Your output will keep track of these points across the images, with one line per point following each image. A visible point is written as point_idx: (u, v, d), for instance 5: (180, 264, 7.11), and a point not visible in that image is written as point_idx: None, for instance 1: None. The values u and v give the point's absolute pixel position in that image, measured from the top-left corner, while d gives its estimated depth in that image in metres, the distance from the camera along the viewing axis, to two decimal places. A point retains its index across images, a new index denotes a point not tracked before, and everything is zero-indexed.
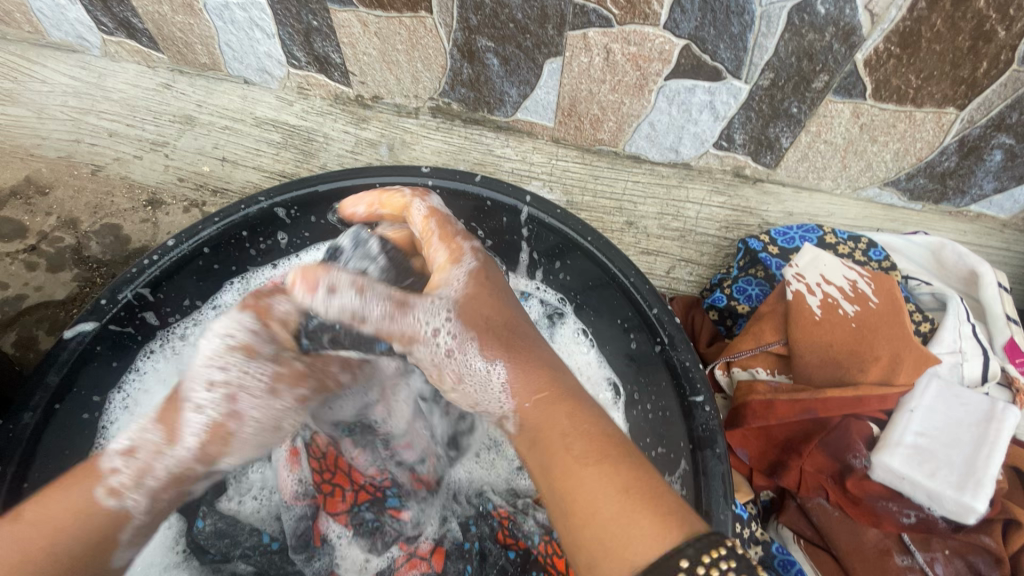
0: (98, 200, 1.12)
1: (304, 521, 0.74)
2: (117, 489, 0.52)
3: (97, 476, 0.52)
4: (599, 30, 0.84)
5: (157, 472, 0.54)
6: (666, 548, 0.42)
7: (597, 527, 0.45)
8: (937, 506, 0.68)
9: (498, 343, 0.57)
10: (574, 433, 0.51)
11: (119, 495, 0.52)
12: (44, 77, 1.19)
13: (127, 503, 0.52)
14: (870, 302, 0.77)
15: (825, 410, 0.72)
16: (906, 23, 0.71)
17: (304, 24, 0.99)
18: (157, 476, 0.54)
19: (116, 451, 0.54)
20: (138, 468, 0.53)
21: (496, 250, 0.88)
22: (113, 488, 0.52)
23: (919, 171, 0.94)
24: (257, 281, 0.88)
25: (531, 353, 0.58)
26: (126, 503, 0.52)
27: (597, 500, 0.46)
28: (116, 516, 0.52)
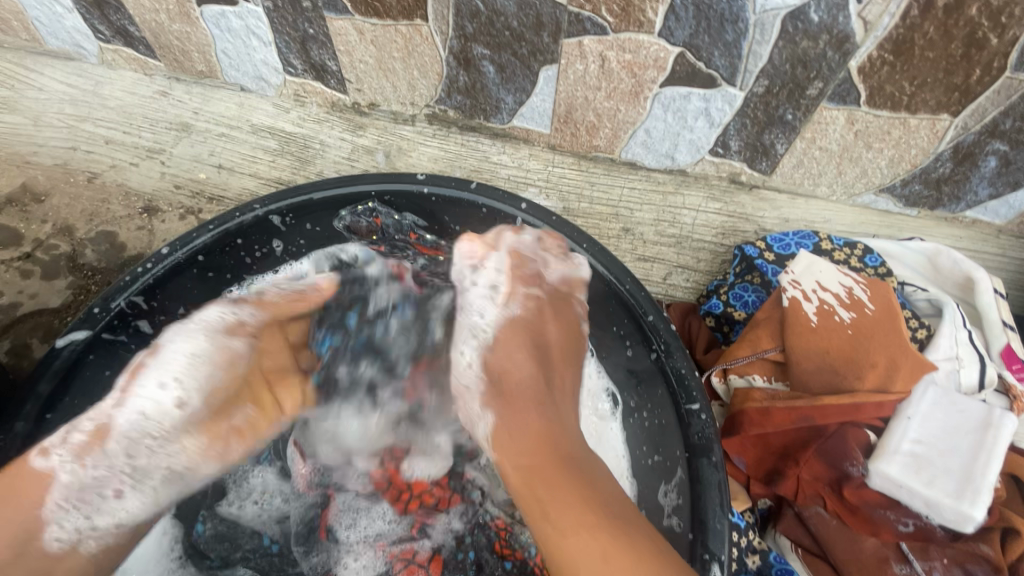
0: (94, 207, 1.11)
1: (315, 509, 0.79)
2: (46, 448, 0.58)
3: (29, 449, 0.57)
4: (594, 38, 0.84)
5: (83, 422, 0.59)
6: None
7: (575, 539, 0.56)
8: (934, 515, 0.68)
9: (524, 418, 0.65)
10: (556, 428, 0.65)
11: (48, 455, 0.57)
12: (41, 85, 1.19)
13: (53, 462, 0.57)
14: (867, 308, 0.76)
15: (822, 417, 0.71)
16: (899, 30, 0.71)
17: (300, 32, 0.99)
18: (86, 431, 0.59)
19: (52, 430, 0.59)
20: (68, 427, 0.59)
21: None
22: (46, 448, 0.58)
23: (914, 178, 0.94)
24: None
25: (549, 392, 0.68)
26: (54, 461, 0.57)
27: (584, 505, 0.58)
28: (38, 476, 0.56)
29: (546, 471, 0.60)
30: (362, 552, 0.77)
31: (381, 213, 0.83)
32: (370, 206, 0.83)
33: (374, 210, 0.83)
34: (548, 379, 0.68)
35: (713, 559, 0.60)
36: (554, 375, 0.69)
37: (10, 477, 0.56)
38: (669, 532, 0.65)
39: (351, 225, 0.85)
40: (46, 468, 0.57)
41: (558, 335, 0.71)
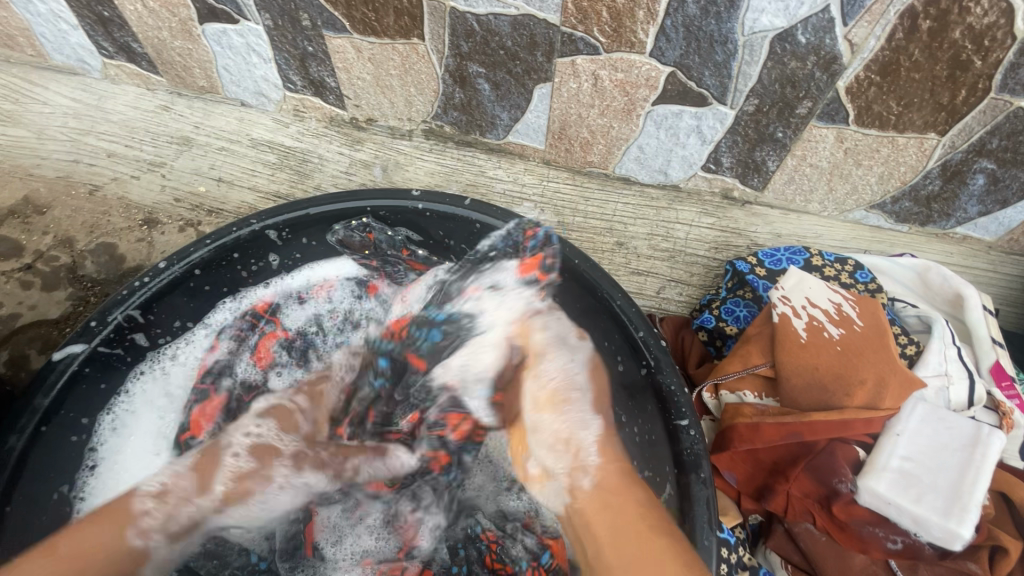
0: (95, 220, 1.13)
1: (296, 526, 0.76)
2: (145, 529, 0.64)
3: (131, 519, 0.63)
4: (587, 57, 0.86)
5: (182, 517, 0.66)
6: None
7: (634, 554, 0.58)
8: (923, 532, 0.67)
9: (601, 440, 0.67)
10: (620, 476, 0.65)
11: (144, 535, 0.64)
12: (46, 99, 1.21)
13: (149, 543, 0.64)
14: (855, 325, 0.77)
15: (811, 433, 0.71)
16: (885, 52, 0.73)
17: (300, 49, 1.01)
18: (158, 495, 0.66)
19: (148, 492, 0.65)
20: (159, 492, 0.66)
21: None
22: (142, 527, 0.64)
23: (903, 195, 0.95)
24: (249, 299, 0.87)
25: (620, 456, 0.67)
26: (147, 542, 0.64)
27: (615, 508, 0.62)
28: (134, 555, 0.63)
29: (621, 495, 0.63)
30: (349, 569, 0.76)
31: (374, 228, 0.85)
32: (363, 221, 0.84)
33: (368, 225, 0.85)
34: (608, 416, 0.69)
35: None
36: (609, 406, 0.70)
37: (98, 535, 0.61)
38: None
39: (344, 240, 0.87)
40: (139, 545, 0.63)
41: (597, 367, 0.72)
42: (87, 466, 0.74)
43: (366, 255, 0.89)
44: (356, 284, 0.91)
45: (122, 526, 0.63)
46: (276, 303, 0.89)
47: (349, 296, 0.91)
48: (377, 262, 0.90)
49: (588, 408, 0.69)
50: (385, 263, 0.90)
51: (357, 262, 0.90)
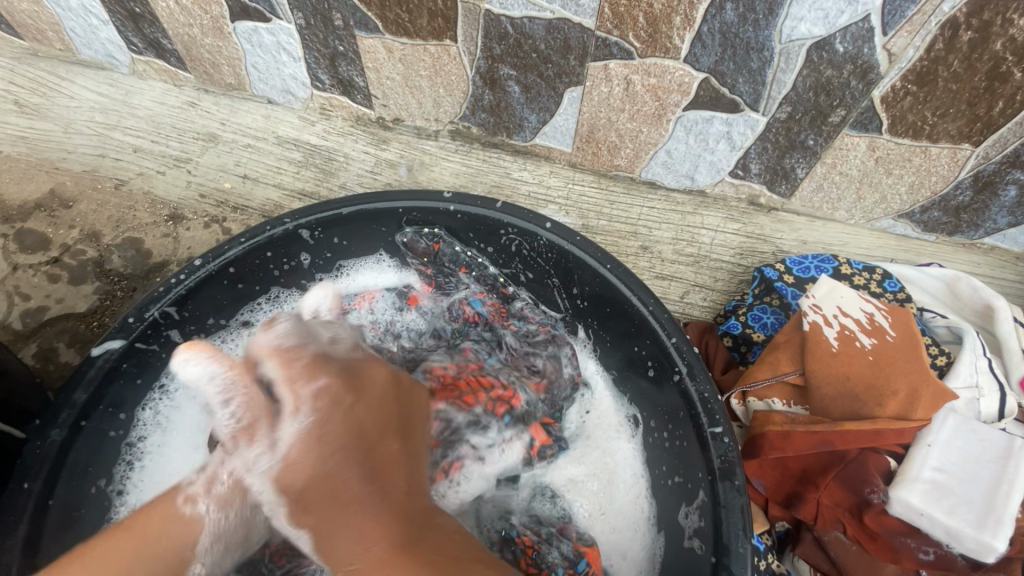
0: (121, 214, 1.14)
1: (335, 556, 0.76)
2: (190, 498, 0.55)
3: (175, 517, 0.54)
4: (620, 62, 0.85)
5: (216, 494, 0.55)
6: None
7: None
8: (955, 544, 0.67)
9: (380, 461, 0.51)
10: (332, 456, 0.49)
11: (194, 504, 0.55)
12: (72, 93, 1.22)
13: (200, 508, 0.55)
14: (888, 335, 0.77)
15: (843, 442, 0.71)
16: (924, 62, 0.73)
17: (330, 48, 1.01)
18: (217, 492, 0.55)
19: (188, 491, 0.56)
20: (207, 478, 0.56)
21: (532, 288, 0.90)
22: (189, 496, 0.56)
23: (933, 204, 0.95)
24: (289, 303, 0.90)
25: (345, 451, 0.49)
26: (199, 510, 0.55)
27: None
28: (181, 527, 0.54)
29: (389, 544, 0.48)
30: None
31: (444, 239, 0.89)
32: (435, 230, 0.88)
33: (438, 235, 0.89)
34: (374, 467, 0.50)
35: None
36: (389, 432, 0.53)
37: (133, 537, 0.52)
38: (690, 553, 0.67)
39: (411, 242, 0.90)
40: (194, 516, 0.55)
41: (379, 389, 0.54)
42: (127, 460, 0.77)
43: (423, 262, 0.92)
44: (397, 295, 0.93)
45: (170, 502, 0.55)
46: None
47: (390, 308, 0.92)
48: (432, 270, 0.92)
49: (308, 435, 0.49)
50: (439, 273, 0.92)
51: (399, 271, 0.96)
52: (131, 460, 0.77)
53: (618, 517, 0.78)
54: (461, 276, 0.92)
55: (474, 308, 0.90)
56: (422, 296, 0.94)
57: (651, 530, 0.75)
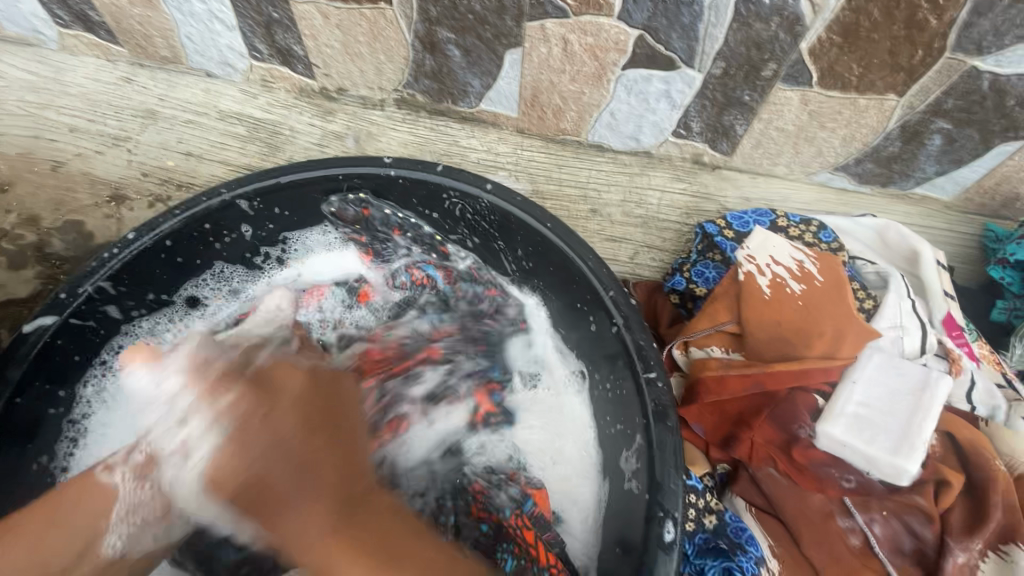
0: (59, 197, 1.10)
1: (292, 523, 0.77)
2: (110, 465, 0.60)
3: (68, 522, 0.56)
4: (556, 21, 0.85)
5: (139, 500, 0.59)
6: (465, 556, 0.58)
7: (380, 558, 0.54)
8: (873, 470, 0.72)
9: (296, 459, 0.57)
10: (322, 455, 0.58)
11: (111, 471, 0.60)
12: (0, 72, 1.17)
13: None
14: (816, 280, 0.80)
15: (775, 384, 0.75)
16: (845, 13, 0.74)
17: (265, 16, 0.98)
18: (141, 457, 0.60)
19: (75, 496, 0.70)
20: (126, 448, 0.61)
21: (477, 251, 0.90)
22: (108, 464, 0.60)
23: (865, 156, 0.98)
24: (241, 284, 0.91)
25: (268, 450, 0.56)
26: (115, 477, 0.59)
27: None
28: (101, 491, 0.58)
29: (341, 556, 0.53)
30: None
31: (371, 204, 0.87)
32: (362, 197, 0.86)
33: (365, 201, 0.87)
34: (304, 455, 0.57)
35: (667, 516, 0.63)
36: (320, 427, 0.60)
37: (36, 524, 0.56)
38: (628, 494, 0.69)
39: (338, 211, 0.89)
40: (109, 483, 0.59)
41: (298, 391, 0.61)
42: (70, 437, 0.76)
43: (357, 231, 0.92)
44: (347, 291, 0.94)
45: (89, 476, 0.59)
46: None
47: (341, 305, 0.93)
48: (366, 237, 0.92)
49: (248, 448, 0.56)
50: (375, 239, 0.92)
51: (349, 242, 0.94)
52: (74, 438, 0.76)
53: (567, 466, 0.80)
54: (395, 239, 0.92)
55: (423, 271, 0.93)
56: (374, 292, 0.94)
57: (597, 476, 0.77)
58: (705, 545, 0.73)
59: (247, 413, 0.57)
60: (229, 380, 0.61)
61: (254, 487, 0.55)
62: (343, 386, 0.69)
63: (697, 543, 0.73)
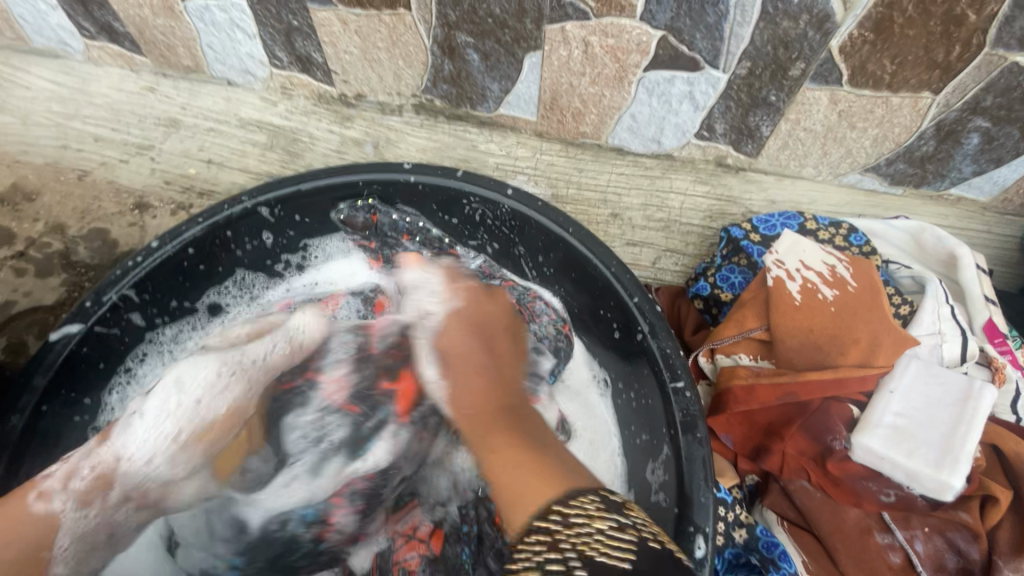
0: (85, 205, 1.12)
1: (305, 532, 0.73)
2: (44, 491, 0.59)
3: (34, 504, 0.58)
4: (577, 23, 0.84)
5: (85, 472, 0.62)
6: (536, 507, 0.54)
7: (506, 476, 0.57)
8: (916, 484, 0.69)
9: (452, 345, 0.71)
10: (474, 345, 0.71)
11: (48, 500, 0.59)
12: (28, 84, 1.19)
13: (56, 509, 0.59)
14: (849, 285, 0.77)
15: (806, 393, 0.72)
16: (878, 9, 0.72)
17: (285, 24, 0.99)
18: (85, 477, 0.62)
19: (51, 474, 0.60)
20: (68, 471, 0.62)
21: (494, 257, 0.90)
22: (44, 492, 0.59)
23: (898, 156, 0.94)
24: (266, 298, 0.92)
25: (475, 337, 0.72)
26: (53, 506, 0.59)
27: (526, 471, 0.57)
28: (43, 522, 0.58)
29: (496, 430, 0.63)
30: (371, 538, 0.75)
31: (379, 210, 0.87)
32: (369, 203, 0.86)
33: (373, 207, 0.87)
34: (494, 344, 0.71)
35: (697, 531, 0.61)
36: (507, 330, 0.74)
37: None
38: (656, 507, 0.68)
39: (347, 219, 0.88)
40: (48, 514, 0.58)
41: (494, 310, 0.75)
42: None
43: (365, 236, 0.91)
44: (362, 301, 0.92)
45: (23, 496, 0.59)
46: None
47: (355, 314, 0.91)
48: (376, 244, 0.92)
49: (450, 326, 0.73)
50: (384, 244, 0.91)
51: (358, 248, 0.94)
52: None
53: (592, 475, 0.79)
54: (405, 244, 0.91)
55: None
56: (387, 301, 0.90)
57: (622, 489, 0.76)
58: (735, 560, 0.73)
59: (469, 303, 0.75)
60: (453, 278, 0.79)
61: (444, 355, 0.72)
62: (502, 308, 0.76)
63: (728, 557, 0.73)
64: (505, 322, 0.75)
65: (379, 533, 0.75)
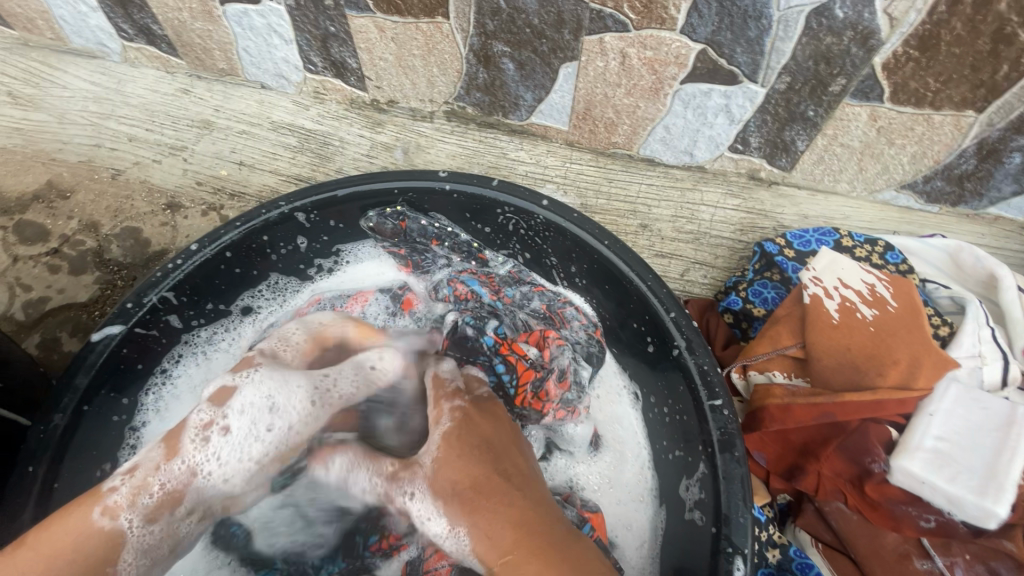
0: (118, 204, 1.13)
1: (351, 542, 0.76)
2: (111, 508, 0.58)
3: (96, 500, 0.58)
4: (616, 35, 0.84)
5: (153, 488, 0.61)
6: None
7: None
8: (957, 511, 0.68)
9: (463, 471, 0.61)
10: (472, 473, 0.61)
11: (113, 516, 0.58)
12: (66, 83, 1.21)
13: (121, 524, 0.58)
14: (889, 305, 0.77)
15: (844, 414, 0.71)
16: (925, 27, 0.71)
17: (321, 30, 1.00)
18: (153, 493, 0.60)
19: (117, 472, 0.61)
20: (136, 486, 0.60)
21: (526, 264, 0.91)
22: (109, 507, 0.58)
23: (936, 174, 0.93)
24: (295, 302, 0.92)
25: (485, 483, 0.60)
26: (119, 523, 0.58)
27: None
28: (107, 535, 0.57)
29: (528, 556, 0.54)
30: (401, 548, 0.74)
31: (408, 216, 0.88)
32: (399, 210, 0.87)
33: (402, 213, 0.88)
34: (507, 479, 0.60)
35: (736, 552, 0.60)
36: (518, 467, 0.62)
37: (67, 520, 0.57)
38: (692, 525, 0.67)
39: (376, 226, 0.90)
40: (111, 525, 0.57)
41: (506, 434, 0.66)
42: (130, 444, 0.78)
43: (395, 243, 0.93)
44: (391, 300, 0.92)
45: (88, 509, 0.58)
46: (307, 317, 0.88)
47: (384, 311, 0.91)
48: (405, 249, 0.93)
49: (449, 441, 0.64)
50: (413, 251, 0.93)
51: (388, 253, 0.95)
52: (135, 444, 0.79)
53: (624, 488, 0.79)
54: (434, 248, 0.93)
55: (466, 286, 0.90)
56: (417, 300, 0.92)
57: (653, 503, 0.76)
58: None
59: (465, 425, 0.65)
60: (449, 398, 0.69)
61: (462, 485, 0.60)
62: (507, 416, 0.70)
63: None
64: (513, 444, 0.65)
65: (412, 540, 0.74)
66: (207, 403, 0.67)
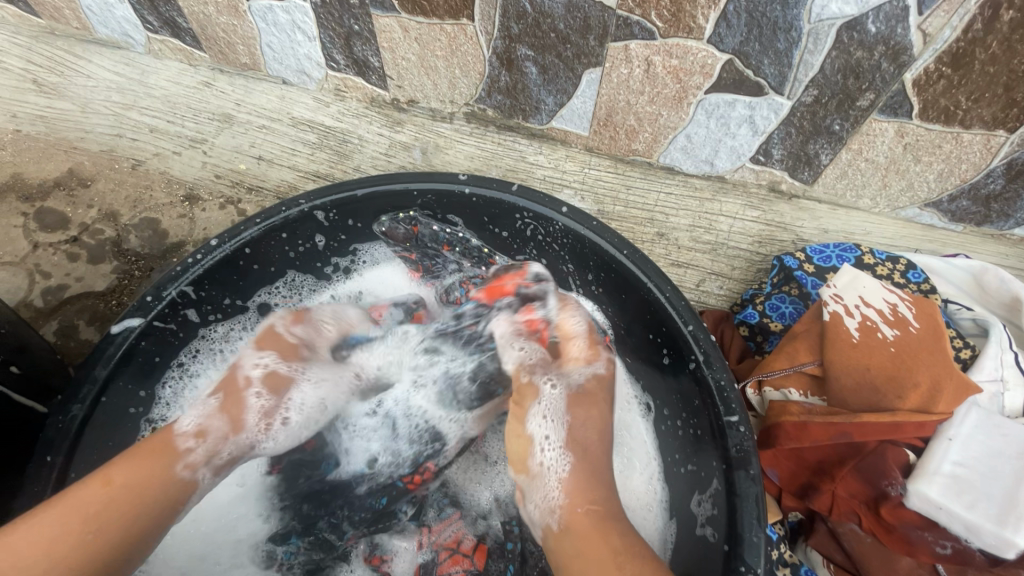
0: (138, 194, 1.15)
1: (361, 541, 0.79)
2: (190, 462, 0.65)
3: (174, 455, 0.65)
4: (642, 42, 0.83)
5: (223, 454, 0.68)
6: None
7: None
8: (974, 538, 0.67)
9: (580, 434, 0.68)
10: (589, 438, 0.68)
11: (192, 468, 0.66)
12: (89, 72, 1.22)
13: (197, 475, 0.66)
14: (911, 326, 0.76)
15: (861, 435, 0.71)
16: (960, 44, 0.70)
17: (345, 28, 1.00)
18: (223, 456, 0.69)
19: (188, 433, 0.66)
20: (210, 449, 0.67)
21: None
22: (189, 461, 0.66)
23: (962, 193, 0.92)
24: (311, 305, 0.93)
25: (596, 452, 0.68)
26: (197, 474, 0.66)
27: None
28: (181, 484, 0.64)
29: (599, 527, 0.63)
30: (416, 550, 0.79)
31: (420, 221, 0.88)
32: (411, 214, 0.87)
33: (414, 218, 0.88)
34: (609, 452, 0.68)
35: (749, 572, 0.59)
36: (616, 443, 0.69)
37: (148, 469, 0.62)
38: (703, 541, 0.67)
39: (389, 230, 0.90)
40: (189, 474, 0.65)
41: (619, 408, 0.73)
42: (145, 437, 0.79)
43: (407, 247, 0.93)
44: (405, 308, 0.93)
45: (165, 445, 0.65)
46: None
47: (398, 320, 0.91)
48: (416, 254, 0.94)
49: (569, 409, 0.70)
50: (424, 255, 0.94)
51: (400, 258, 0.96)
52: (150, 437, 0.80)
53: (632, 497, 0.79)
54: (445, 254, 0.94)
55: (477, 286, 0.92)
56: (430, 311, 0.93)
57: (663, 515, 0.76)
58: None
59: (596, 390, 0.72)
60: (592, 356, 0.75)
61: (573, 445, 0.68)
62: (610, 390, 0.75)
63: None
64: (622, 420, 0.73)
65: (428, 542, 0.79)
66: (263, 387, 0.72)
